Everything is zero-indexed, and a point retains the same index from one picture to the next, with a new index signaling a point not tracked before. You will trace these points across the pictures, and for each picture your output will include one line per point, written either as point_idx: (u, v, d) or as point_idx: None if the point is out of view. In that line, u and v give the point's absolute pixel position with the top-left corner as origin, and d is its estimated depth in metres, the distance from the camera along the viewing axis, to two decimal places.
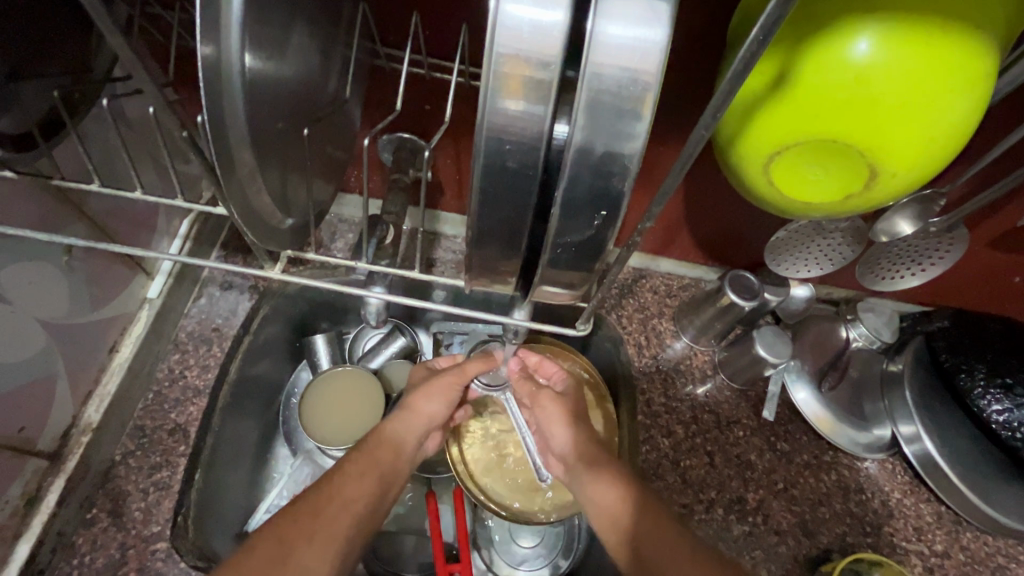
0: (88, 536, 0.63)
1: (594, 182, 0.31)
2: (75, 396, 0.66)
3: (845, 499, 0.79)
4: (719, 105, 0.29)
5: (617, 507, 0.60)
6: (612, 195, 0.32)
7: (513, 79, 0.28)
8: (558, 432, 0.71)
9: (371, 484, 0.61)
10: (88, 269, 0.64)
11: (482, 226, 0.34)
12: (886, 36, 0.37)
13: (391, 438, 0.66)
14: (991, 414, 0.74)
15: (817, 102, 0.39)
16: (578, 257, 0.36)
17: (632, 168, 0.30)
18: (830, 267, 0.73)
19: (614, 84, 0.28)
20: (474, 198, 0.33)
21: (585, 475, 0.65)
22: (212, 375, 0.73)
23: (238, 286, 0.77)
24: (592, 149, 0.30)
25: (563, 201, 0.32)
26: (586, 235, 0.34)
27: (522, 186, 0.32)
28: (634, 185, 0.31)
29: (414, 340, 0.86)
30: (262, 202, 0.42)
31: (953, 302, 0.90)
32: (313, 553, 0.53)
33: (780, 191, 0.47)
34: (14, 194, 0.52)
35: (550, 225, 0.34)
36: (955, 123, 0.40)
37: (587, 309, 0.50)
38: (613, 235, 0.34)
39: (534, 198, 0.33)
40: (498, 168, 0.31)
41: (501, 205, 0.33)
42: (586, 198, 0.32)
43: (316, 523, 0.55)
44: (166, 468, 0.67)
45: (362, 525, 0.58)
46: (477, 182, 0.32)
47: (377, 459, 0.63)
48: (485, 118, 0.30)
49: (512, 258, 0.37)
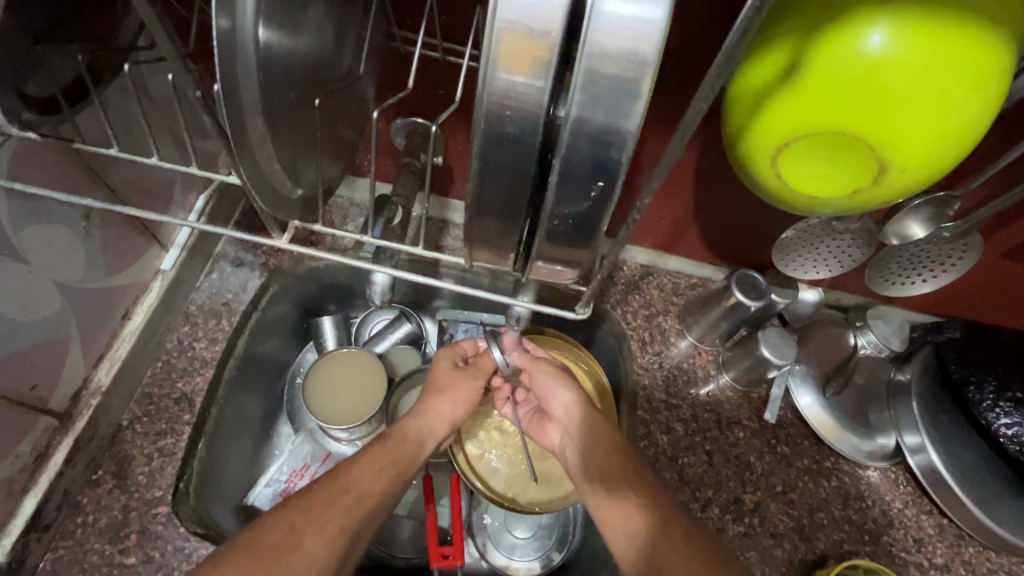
0: (93, 497, 0.65)
1: (592, 153, 0.31)
2: (87, 359, 0.67)
3: (845, 506, 0.78)
4: (715, 78, 0.29)
5: (628, 513, 0.58)
6: (611, 164, 0.32)
7: (512, 50, 0.29)
8: (562, 394, 0.73)
9: (388, 477, 0.62)
10: (105, 235, 0.64)
11: (480, 195, 0.35)
12: (899, 28, 0.37)
13: (416, 434, 0.69)
14: (999, 427, 0.73)
15: (828, 92, 0.39)
16: (576, 231, 0.36)
17: (630, 140, 0.30)
18: (838, 271, 0.71)
19: (612, 56, 0.28)
20: (479, 165, 0.33)
21: (584, 436, 0.69)
22: (220, 348, 0.74)
23: (250, 263, 0.79)
24: (590, 120, 0.30)
25: (561, 169, 0.32)
26: (582, 206, 0.34)
27: (522, 155, 0.32)
28: (631, 157, 0.31)
29: (419, 327, 0.88)
30: (273, 173, 0.43)
31: (966, 313, 0.88)
32: (322, 542, 0.53)
33: (787, 184, 0.46)
34: (39, 156, 0.53)
35: (548, 195, 0.34)
36: (968, 120, 0.39)
37: (586, 292, 0.48)
38: (610, 210, 0.34)
39: (533, 167, 0.33)
40: (499, 135, 0.32)
41: (501, 176, 0.34)
42: (585, 169, 0.32)
43: (329, 513, 0.55)
44: (170, 436, 0.69)
45: (369, 521, 0.58)
46: (477, 148, 0.32)
47: (397, 454, 0.65)
48: (485, 89, 0.30)
49: (508, 230, 0.37)
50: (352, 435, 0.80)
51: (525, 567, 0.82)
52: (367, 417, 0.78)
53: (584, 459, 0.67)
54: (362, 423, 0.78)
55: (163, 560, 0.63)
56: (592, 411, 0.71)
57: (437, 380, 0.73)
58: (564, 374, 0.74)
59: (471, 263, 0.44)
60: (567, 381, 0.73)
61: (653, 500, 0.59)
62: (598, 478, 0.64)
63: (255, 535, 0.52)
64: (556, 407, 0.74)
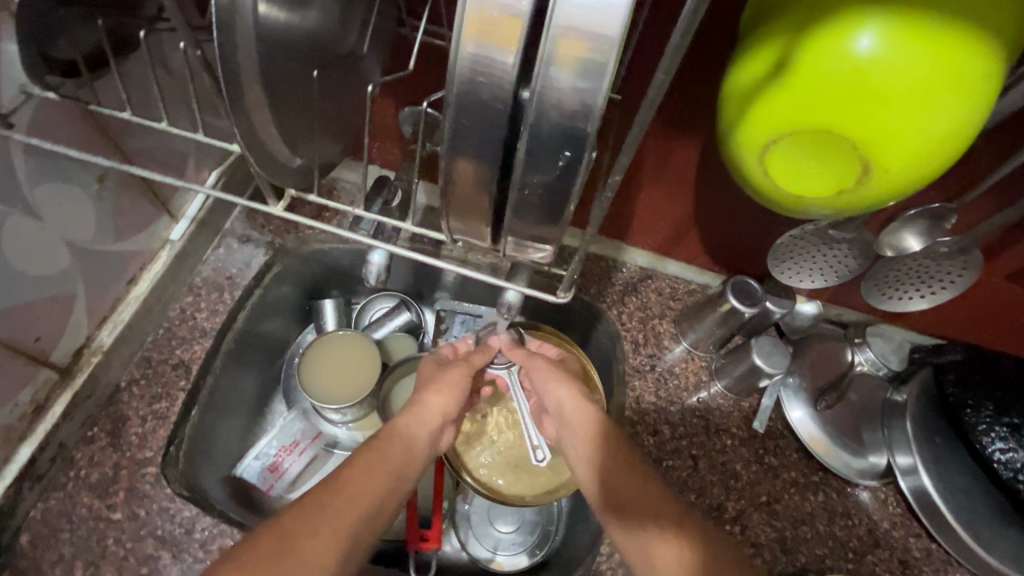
0: (86, 452, 0.67)
1: (559, 120, 0.32)
2: (91, 319, 0.69)
3: (830, 521, 0.77)
4: (672, 55, 0.31)
5: (622, 484, 0.61)
6: (578, 129, 0.32)
7: (481, 22, 0.30)
8: (560, 388, 0.72)
9: (381, 479, 0.61)
10: (116, 200, 0.67)
11: (454, 165, 0.36)
12: (888, 33, 0.37)
13: (403, 437, 0.67)
14: (993, 452, 0.71)
15: (814, 89, 0.40)
16: (546, 203, 0.37)
17: (595, 111, 0.31)
18: (834, 280, 0.71)
19: (577, 33, 0.29)
20: (455, 133, 0.34)
21: (583, 433, 0.68)
22: (220, 319, 0.76)
23: (256, 241, 0.81)
24: (557, 93, 0.31)
25: (529, 135, 0.33)
26: (549, 175, 0.35)
27: (492, 120, 0.33)
28: (597, 127, 0.32)
29: (418, 317, 0.89)
30: (271, 142, 0.44)
31: (970, 336, 0.86)
32: (316, 546, 0.52)
33: (774, 181, 0.46)
34: (60, 118, 0.56)
35: (517, 164, 0.35)
36: (954, 128, 0.40)
37: (566, 275, 0.49)
38: (579, 179, 0.35)
39: (503, 132, 0.34)
40: (472, 102, 0.33)
41: (476, 145, 0.35)
42: (552, 135, 0.33)
43: (322, 518, 0.54)
44: (165, 400, 0.71)
45: (368, 523, 0.57)
46: (451, 114, 0.33)
47: (387, 454, 0.64)
48: (457, 59, 0.31)
49: (484, 204, 0.38)
50: (345, 416, 0.83)
51: (511, 562, 0.82)
52: (357, 398, 0.80)
53: (577, 450, 0.68)
54: (351, 404, 0.80)
55: (148, 517, 0.65)
56: (588, 404, 0.70)
57: (445, 375, 0.73)
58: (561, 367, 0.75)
59: (449, 236, 0.45)
60: (563, 374, 0.73)
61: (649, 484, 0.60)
62: (589, 460, 0.66)
63: (249, 545, 0.51)
64: (552, 401, 0.73)
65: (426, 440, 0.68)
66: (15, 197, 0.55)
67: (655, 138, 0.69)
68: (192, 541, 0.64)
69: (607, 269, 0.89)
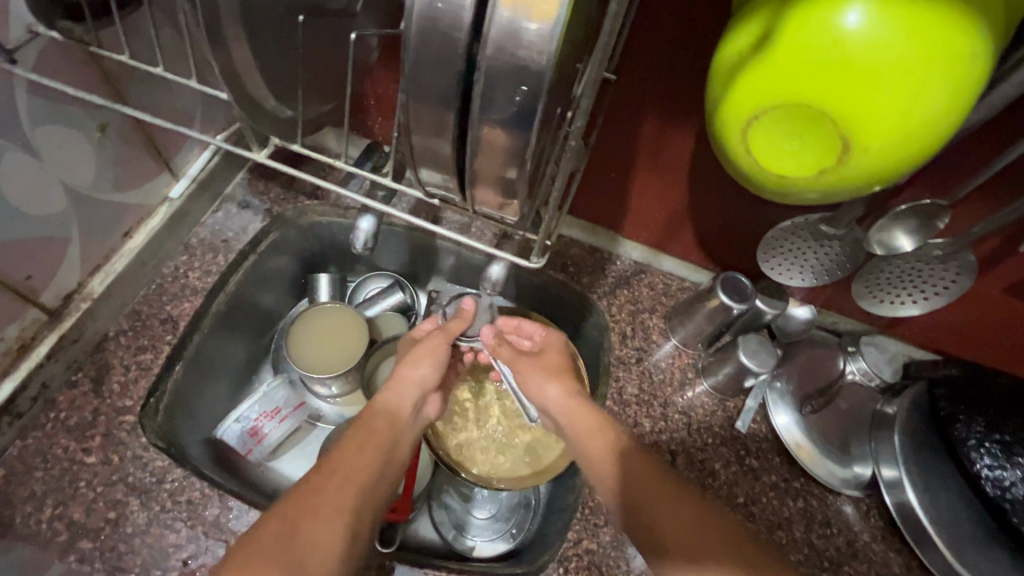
0: (69, 396, 0.69)
1: (514, 56, 0.33)
2: (84, 265, 0.71)
3: (808, 529, 0.75)
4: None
5: (619, 471, 0.61)
6: (534, 65, 0.33)
7: None
8: (551, 388, 0.73)
9: (373, 454, 0.61)
10: (117, 150, 0.69)
11: (421, 107, 0.37)
12: (876, 9, 0.37)
13: (390, 409, 0.68)
14: (980, 468, 0.69)
15: (793, 62, 0.39)
16: (509, 151, 0.37)
17: (547, 46, 0.32)
18: (824, 280, 0.73)
19: None
20: (419, 72, 0.35)
21: (588, 436, 0.66)
22: (212, 280, 0.77)
23: (255, 207, 0.83)
24: (512, 27, 0.32)
25: (484, 69, 0.33)
26: (509, 114, 0.35)
27: (450, 53, 0.34)
28: (552, 64, 0.32)
29: (410, 299, 0.89)
30: (256, 88, 0.46)
31: (968, 354, 0.84)
32: (320, 528, 0.51)
33: (755, 158, 0.46)
34: (64, 61, 0.58)
35: (474, 101, 0.35)
36: (934, 107, 0.39)
37: (538, 240, 0.50)
38: (538, 120, 0.35)
39: (463, 68, 0.34)
40: (433, 37, 0.33)
41: (437, 82, 0.35)
42: (508, 71, 0.33)
43: (322, 499, 0.54)
44: (150, 351, 0.72)
45: (367, 497, 0.57)
46: (413, 48, 0.34)
47: (376, 431, 0.64)
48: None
49: (450, 151, 0.39)
50: (333, 390, 0.83)
51: (485, 546, 0.81)
52: (344, 369, 0.80)
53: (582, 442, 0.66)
54: (337, 375, 0.80)
55: (121, 463, 0.66)
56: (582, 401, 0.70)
57: (419, 347, 0.73)
58: (551, 365, 0.75)
59: (422, 189, 0.45)
60: (549, 370, 0.74)
61: (660, 474, 0.60)
62: (589, 447, 0.65)
63: (252, 534, 0.50)
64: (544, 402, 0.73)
65: (410, 409, 0.69)
66: (15, 135, 0.57)
67: (650, 124, 0.69)
68: (161, 490, 0.65)
69: (601, 261, 0.88)
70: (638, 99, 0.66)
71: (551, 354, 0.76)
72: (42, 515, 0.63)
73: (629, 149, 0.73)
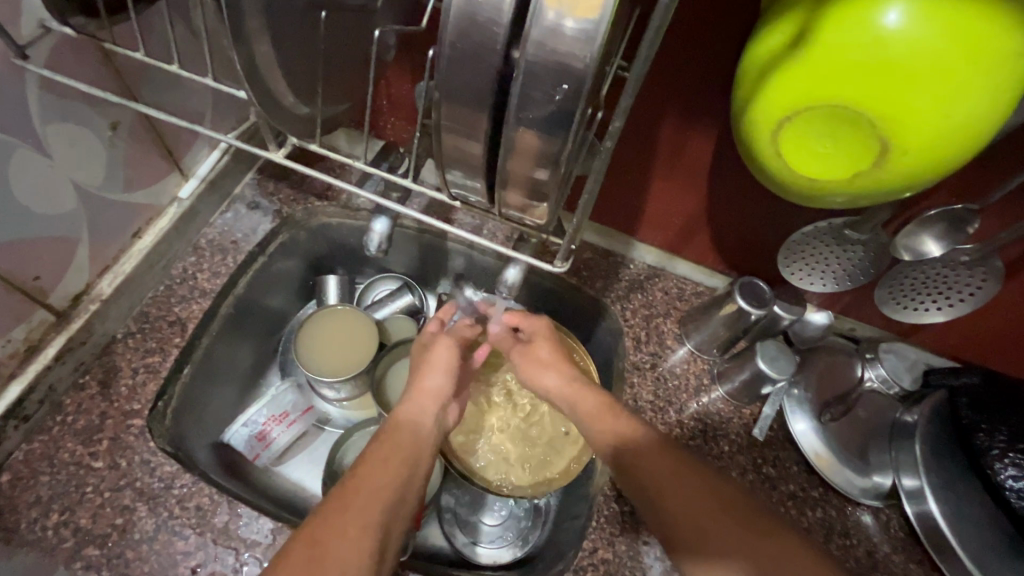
0: (76, 399, 0.67)
1: (555, 54, 0.31)
2: (93, 266, 0.69)
3: (827, 539, 0.74)
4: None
5: (644, 464, 0.59)
6: (575, 63, 0.31)
7: None
8: (550, 376, 0.73)
9: (397, 468, 0.59)
10: (128, 150, 0.68)
11: (451, 106, 0.35)
12: (918, 7, 0.36)
13: (411, 425, 0.66)
14: (1005, 479, 0.66)
15: (832, 62, 0.38)
16: (542, 151, 0.36)
17: (591, 45, 0.31)
18: (847, 285, 0.72)
19: None
20: (451, 69, 0.34)
21: (604, 428, 0.64)
22: (221, 281, 0.76)
23: (264, 208, 0.81)
24: (554, 25, 0.31)
25: (523, 68, 0.32)
26: (546, 114, 0.33)
27: (486, 52, 0.33)
28: (594, 62, 0.31)
29: (420, 301, 0.88)
30: (275, 85, 0.44)
31: (989, 362, 0.83)
32: (349, 545, 0.49)
33: (786, 162, 0.45)
34: (79, 57, 0.57)
35: (510, 100, 0.34)
36: (978, 107, 0.38)
37: (563, 245, 0.49)
38: (577, 120, 0.33)
39: (499, 67, 0.33)
40: (469, 34, 0.32)
41: (470, 80, 0.34)
42: (547, 69, 0.32)
43: (348, 516, 0.52)
44: (158, 354, 0.71)
45: (394, 512, 0.55)
46: (446, 45, 0.33)
47: (398, 444, 0.63)
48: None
49: (479, 152, 0.38)
50: (340, 393, 0.82)
51: (493, 555, 0.79)
52: (353, 373, 0.79)
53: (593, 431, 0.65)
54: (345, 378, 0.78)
55: (129, 468, 0.64)
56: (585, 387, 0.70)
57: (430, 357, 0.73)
58: (544, 356, 0.74)
59: (445, 190, 0.44)
60: (542, 361, 0.74)
61: (690, 468, 0.57)
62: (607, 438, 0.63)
63: (282, 556, 0.48)
64: (544, 390, 0.74)
65: (433, 424, 0.68)
66: (26, 131, 0.56)
67: (670, 126, 0.68)
68: (170, 496, 0.64)
69: (614, 265, 0.87)
70: (659, 101, 0.65)
71: (540, 343, 0.75)
72: (48, 521, 0.62)
73: (646, 151, 0.72)
